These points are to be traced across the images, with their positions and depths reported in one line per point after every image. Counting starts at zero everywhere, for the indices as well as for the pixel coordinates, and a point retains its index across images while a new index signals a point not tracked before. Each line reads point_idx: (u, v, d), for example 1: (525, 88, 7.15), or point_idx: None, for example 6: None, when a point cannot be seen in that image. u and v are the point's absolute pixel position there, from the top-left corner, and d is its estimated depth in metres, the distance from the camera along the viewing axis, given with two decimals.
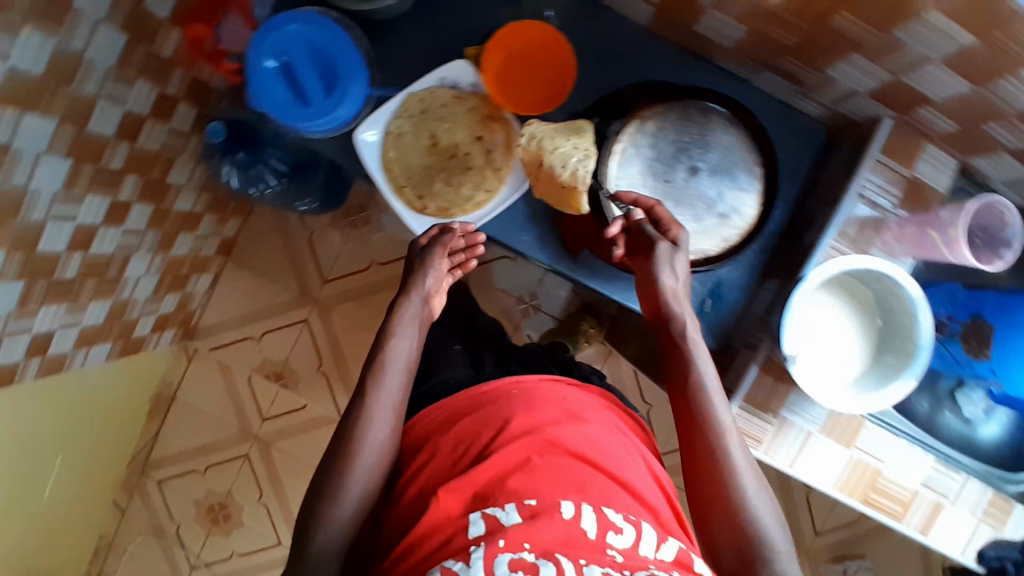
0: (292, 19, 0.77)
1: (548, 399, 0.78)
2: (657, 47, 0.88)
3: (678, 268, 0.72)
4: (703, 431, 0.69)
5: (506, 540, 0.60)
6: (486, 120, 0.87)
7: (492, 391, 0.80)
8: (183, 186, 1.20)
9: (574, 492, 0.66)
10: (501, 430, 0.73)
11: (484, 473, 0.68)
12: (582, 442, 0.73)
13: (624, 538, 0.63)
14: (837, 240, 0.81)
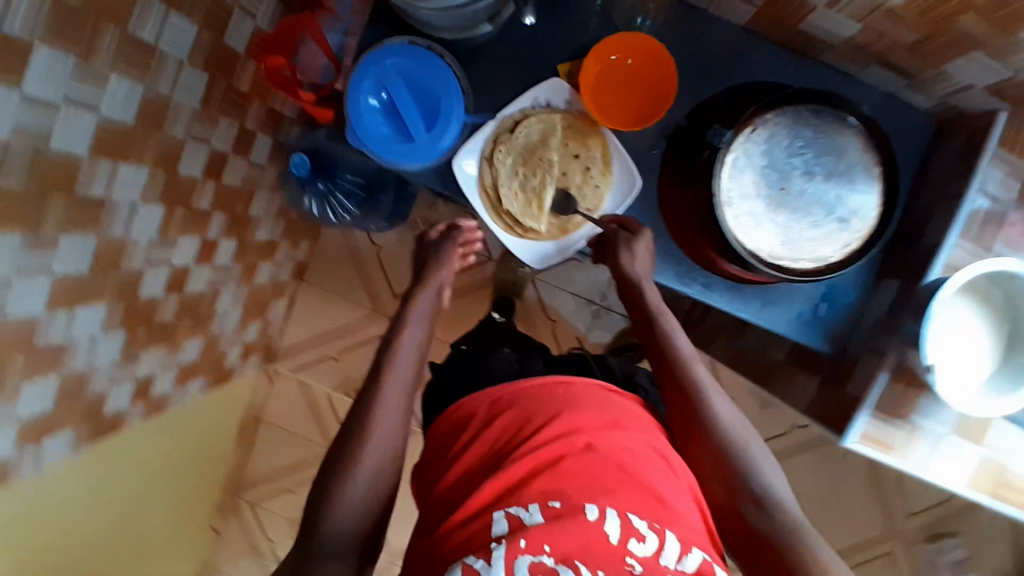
0: (392, 54, 0.77)
1: (596, 400, 0.75)
2: (755, 47, 0.85)
3: (635, 250, 0.81)
4: (700, 418, 0.73)
5: (527, 541, 0.59)
6: (581, 136, 0.86)
7: (535, 387, 0.78)
8: (263, 217, 1.21)
9: (602, 494, 0.63)
10: (545, 424, 0.71)
11: (518, 470, 0.66)
12: (621, 440, 0.70)
13: (647, 547, 0.60)
14: (959, 238, 0.78)
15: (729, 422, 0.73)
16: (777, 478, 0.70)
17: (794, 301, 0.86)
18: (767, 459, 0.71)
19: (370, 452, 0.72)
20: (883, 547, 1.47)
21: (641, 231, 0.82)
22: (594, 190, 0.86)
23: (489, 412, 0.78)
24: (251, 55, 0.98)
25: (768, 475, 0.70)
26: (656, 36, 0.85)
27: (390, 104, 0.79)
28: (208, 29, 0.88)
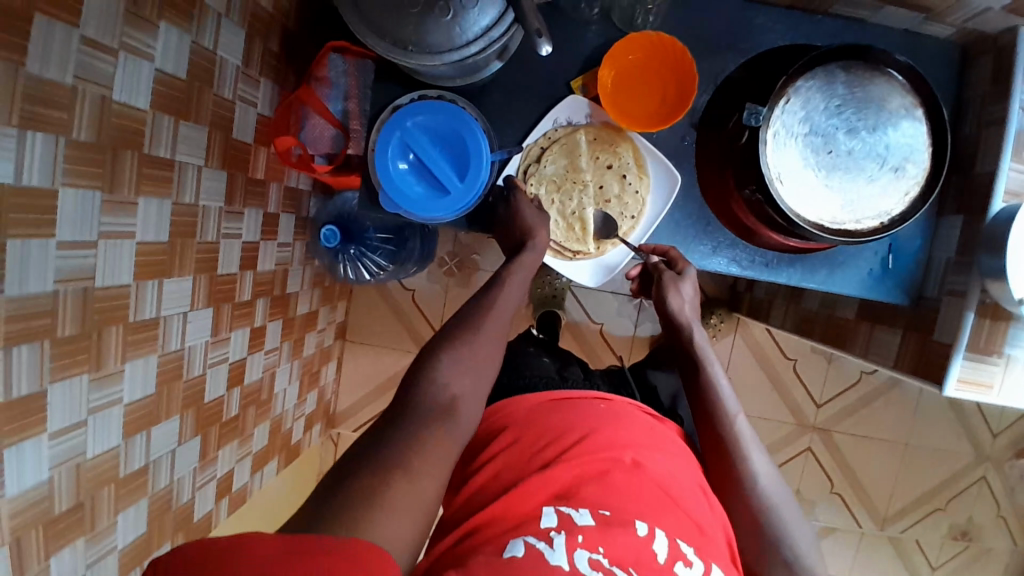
0: (411, 114, 0.77)
1: (633, 421, 0.78)
2: (762, 18, 0.83)
3: (684, 293, 0.81)
4: (731, 455, 0.75)
5: (583, 537, 0.61)
6: (610, 145, 0.84)
7: (577, 400, 0.80)
8: (300, 291, 1.20)
9: (649, 514, 0.65)
10: (588, 435, 0.73)
11: (566, 477, 0.68)
12: (659, 464, 0.72)
13: (693, 571, 0.62)
14: (1014, 160, 0.76)
15: (761, 472, 0.75)
16: (799, 530, 0.73)
17: (860, 260, 0.85)
18: (788, 500, 0.74)
19: (453, 387, 0.66)
20: (976, 474, 1.46)
21: (686, 271, 0.83)
22: (635, 197, 0.84)
23: (524, 415, 0.79)
24: (259, 140, 0.98)
25: (793, 528, 0.72)
26: (663, 30, 0.83)
27: (419, 163, 0.79)
28: (217, 126, 0.87)
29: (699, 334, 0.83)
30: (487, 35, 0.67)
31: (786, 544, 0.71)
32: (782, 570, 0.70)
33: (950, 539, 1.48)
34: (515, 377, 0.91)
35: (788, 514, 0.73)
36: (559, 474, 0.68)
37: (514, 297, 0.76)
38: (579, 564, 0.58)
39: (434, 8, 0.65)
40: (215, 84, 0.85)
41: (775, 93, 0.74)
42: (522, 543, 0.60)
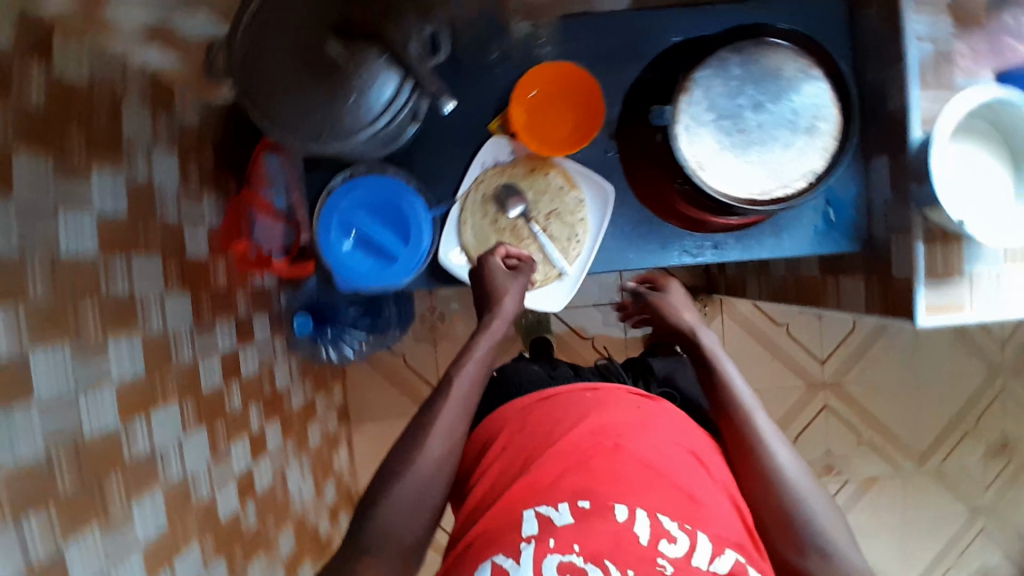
0: (345, 192, 0.80)
1: (621, 403, 0.77)
2: (654, 19, 0.87)
3: (677, 304, 0.96)
4: (750, 443, 0.77)
5: (556, 539, 0.62)
6: (541, 174, 0.87)
7: (562, 392, 0.80)
8: (291, 386, 1.21)
9: (632, 495, 0.65)
10: (568, 427, 0.74)
11: (550, 473, 0.68)
12: (643, 440, 0.71)
13: (678, 547, 0.62)
14: (923, 90, 0.79)
15: (786, 463, 0.74)
16: (821, 505, 0.72)
17: (803, 221, 0.88)
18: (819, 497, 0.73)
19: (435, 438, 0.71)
20: (995, 388, 1.46)
21: (667, 285, 0.99)
22: (573, 216, 0.87)
23: (516, 417, 0.79)
24: (215, 250, 1.01)
25: (814, 508, 0.71)
26: (561, 56, 0.87)
27: (361, 238, 0.81)
28: (169, 252, 0.90)
29: (710, 341, 0.88)
30: (393, 105, 0.70)
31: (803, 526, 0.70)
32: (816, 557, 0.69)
33: (991, 458, 1.47)
34: (504, 386, 0.91)
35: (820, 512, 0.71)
36: (544, 473, 0.69)
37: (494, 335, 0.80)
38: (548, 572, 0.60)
39: (338, 93, 0.68)
40: (159, 212, 0.88)
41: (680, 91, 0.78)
42: (491, 562, 0.63)
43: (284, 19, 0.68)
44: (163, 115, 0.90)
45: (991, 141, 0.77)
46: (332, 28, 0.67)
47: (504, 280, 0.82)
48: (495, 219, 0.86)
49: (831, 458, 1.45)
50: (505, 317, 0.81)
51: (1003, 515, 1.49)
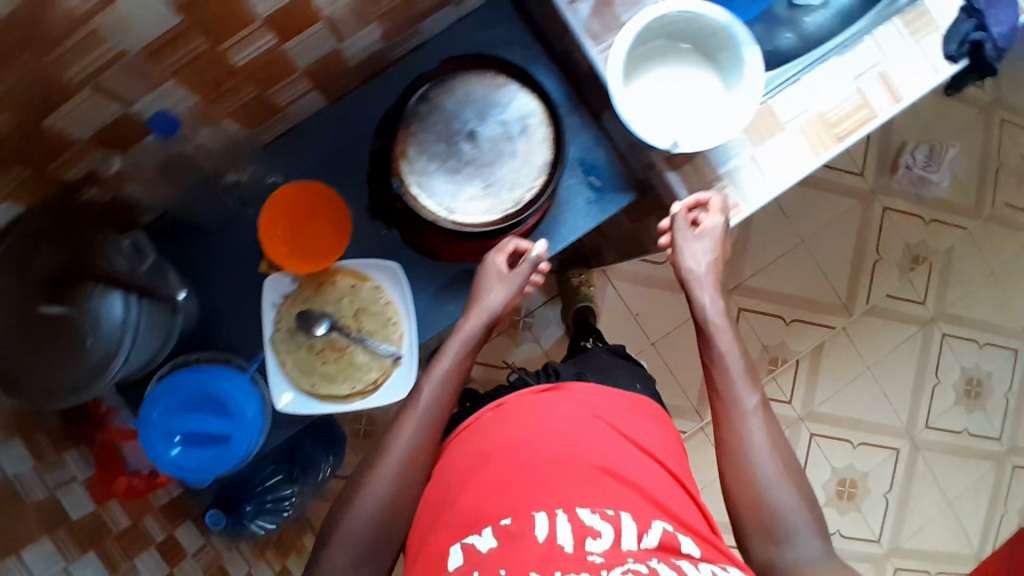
0: (151, 406, 0.80)
1: (532, 410, 0.77)
2: (349, 100, 0.90)
3: (697, 251, 0.82)
4: (728, 412, 0.75)
5: (481, 570, 0.60)
6: (329, 283, 0.88)
7: (466, 424, 0.80)
8: (251, 569, 1.18)
9: (551, 500, 0.65)
10: (479, 452, 0.73)
11: (473, 507, 0.67)
12: (551, 443, 0.72)
13: (604, 540, 0.61)
14: (596, 45, 0.82)
15: (757, 438, 0.72)
16: (785, 485, 0.70)
17: (576, 198, 0.92)
18: (791, 481, 0.70)
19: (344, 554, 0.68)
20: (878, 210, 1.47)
21: (711, 221, 0.81)
22: (378, 304, 0.88)
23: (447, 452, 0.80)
24: (100, 500, 0.94)
25: (783, 496, 0.69)
26: (291, 170, 0.89)
27: (190, 436, 0.82)
28: (55, 526, 0.83)
29: (710, 308, 0.81)
30: (127, 321, 0.71)
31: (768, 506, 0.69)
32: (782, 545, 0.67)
33: (911, 271, 1.49)
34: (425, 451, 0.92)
35: (788, 495, 0.69)
36: (467, 505, 0.67)
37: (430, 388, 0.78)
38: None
39: (64, 343, 0.67)
40: (25, 493, 0.80)
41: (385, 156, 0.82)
42: None
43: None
44: None
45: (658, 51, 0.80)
46: (44, 292, 0.67)
47: (495, 282, 0.83)
48: (311, 345, 0.87)
49: (773, 351, 1.47)
50: (482, 315, 0.81)
51: (953, 312, 1.52)
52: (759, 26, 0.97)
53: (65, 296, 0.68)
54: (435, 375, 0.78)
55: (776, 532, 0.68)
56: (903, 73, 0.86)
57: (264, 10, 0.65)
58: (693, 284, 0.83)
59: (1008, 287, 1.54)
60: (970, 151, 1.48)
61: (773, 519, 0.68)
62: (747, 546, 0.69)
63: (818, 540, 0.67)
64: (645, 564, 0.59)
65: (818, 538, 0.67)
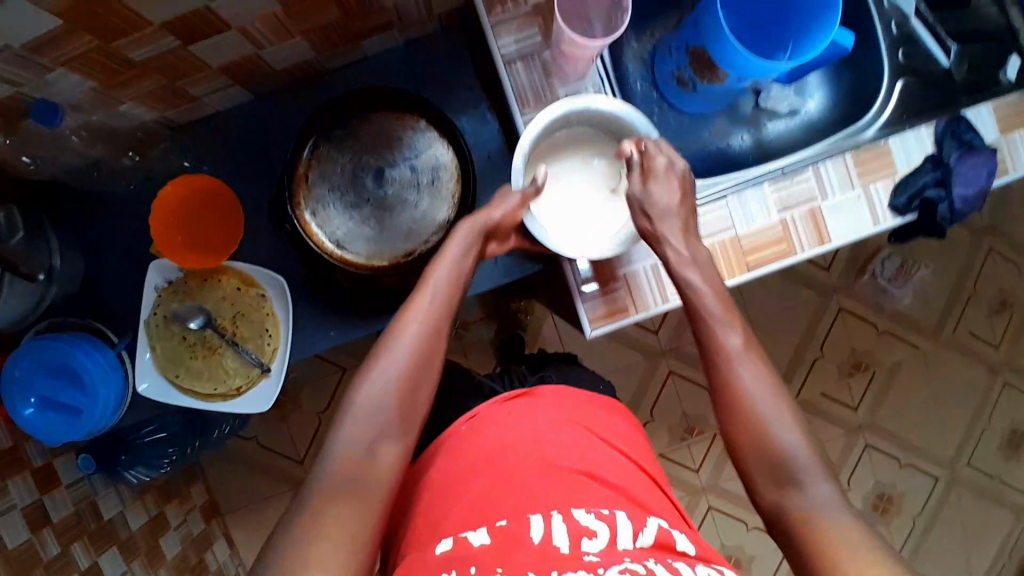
0: (13, 364, 0.82)
1: (499, 419, 0.72)
2: (276, 107, 0.90)
3: (658, 188, 0.75)
4: (726, 380, 0.67)
5: (476, 565, 0.54)
6: (215, 279, 0.88)
7: (441, 435, 0.74)
8: (124, 509, 1.22)
9: (544, 502, 0.60)
10: (460, 460, 0.68)
11: (458, 507, 0.63)
12: (516, 439, 0.69)
13: (599, 539, 0.56)
14: (524, 113, 0.81)
15: (760, 397, 0.64)
16: (797, 438, 0.62)
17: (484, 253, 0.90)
18: (788, 411, 0.64)
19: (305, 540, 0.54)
20: (831, 309, 1.40)
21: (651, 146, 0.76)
22: (259, 312, 0.88)
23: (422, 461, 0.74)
24: None
25: (802, 453, 0.61)
26: (206, 163, 0.89)
27: (47, 399, 0.83)
28: None
29: (683, 257, 0.74)
30: None
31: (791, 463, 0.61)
32: (800, 501, 0.59)
33: (849, 377, 1.43)
34: None
35: (792, 435, 0.62)
36: (451, 509, 0.63)
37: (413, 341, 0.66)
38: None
39: None
40: None
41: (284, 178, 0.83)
42: None
43: None
44: None
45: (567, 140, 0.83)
46: None
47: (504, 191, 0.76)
48: (184, 338, 0.87)
49: (689, 420, 1.45)
50: (479, 220, 0.74)
51: (883, 426, 1.46)
52: (719, 118, 0.92)
53: None
54: (414, 327, 0.67)
55: (786, 476, 0.60)
56: (839, 213, 0.82)
57: (161, 18, 0.64)
58: (660, 230, 0.75)
59: (946, 413, 1.48)
60: (941, 271, 1.42)
61: (782, 462, 0.61)
62: (751, 487, 0.63)
63: (829, 483, 0.59)
64: (643, 565, 0.53)
65: (826, 478, 0.60)
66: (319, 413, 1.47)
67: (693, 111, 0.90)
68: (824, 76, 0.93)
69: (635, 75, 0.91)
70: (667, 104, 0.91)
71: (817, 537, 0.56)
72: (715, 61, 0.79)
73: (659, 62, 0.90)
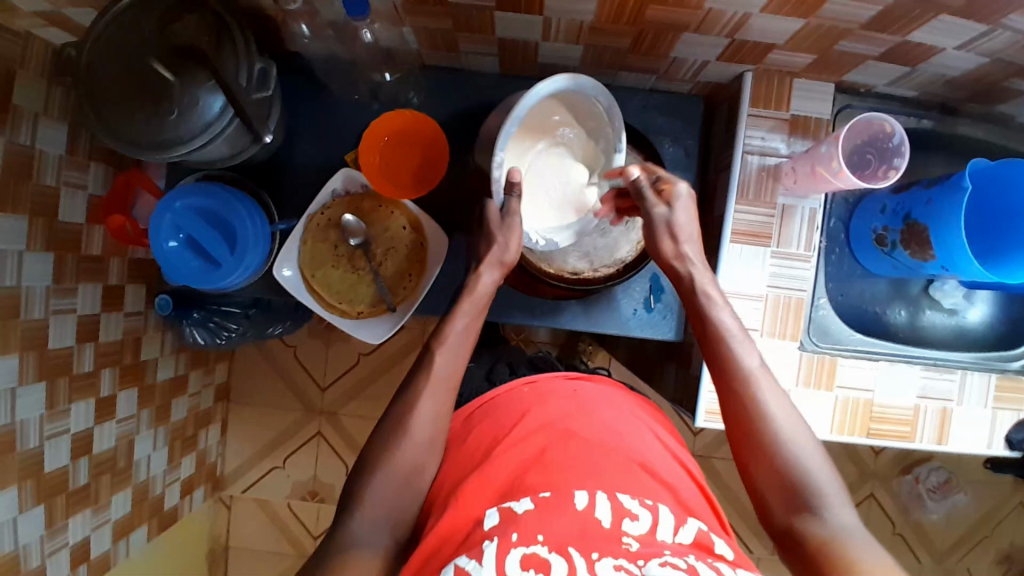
0: (178, 197, 0.84)
1: (558, 393, 0.72)
2: (516, 88, 0.93)
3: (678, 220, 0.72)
4: (734, 385, 0.69)
5: (517, 533, 0.54)
6: (387, 208, 0.90)
7: (495, 394, 0.74)
8: (160, 357, 1.22)
9: (591, 481, 0.59)
10: (521, 421, 0.67)
11: (504, 474, 0.62)
12: (570, 423, 0.67)
13: (642, 524, 0.56)
14: (738, 204, 0.83)
15: (775, 406, 0.67)
16: (805, 446, 0.65)
17: (629, 299, 0.93)
18: (807, 439, 0.66)
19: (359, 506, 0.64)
20: (863, 492, 1.42)
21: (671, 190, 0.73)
22: (411, 255, 0.90)
23: (459, 430, 0.74)
24: (92, 220, 1.02)
25: (813, 465, 0.64)
26: (428, 104, 0.93)
27: (191, 241, 0.85)
28: (40, 215, 0.91)
29: (714, 294, 0.73)
30: (210, 128, 0.74)
31: (793, 475, 0.64)
32: (808, 515, 0.63)
33: None
34: None
35: (813, 460, 0.65)
36: (499, 469, 0.62)
37: (455, 352, 0.72)
38: (509, 567, 0.51)
39: (161, 109, 0.73)
40: (36, 175, 0.90)
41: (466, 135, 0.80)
42: (453, 565, 0.53)
43: (135, 30, 0.73)
44: (61, 88, 0.91)
45: (788, 243, 0.83)
46: (166, 49, 0.73)
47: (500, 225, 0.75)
48: (333, 247, 0.89)
49: None
50: (493, 262, 0.76)
51: None
52: (886, 287, 0.93)
53: (178, 65, 0.73)
54: (427, 404, 0.69)
55: (805, 502, 0.63)
56: (964, 423, 0.85)
57: None
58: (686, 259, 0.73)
59: None
60: (975, 507, 1.43)
61: (803, 489, 0.64)
62: (768, 511, 0.66)
63: (846, 507, 0.63)
64: (684, 560, 0.53)
65: (847, 505, 0.63)
66: (361, 354, 1.49)
67: (870, 268, 0.92)
68: (996, 297, 0.93)
69: (834, 212, 0.92)
70: (849, 251, 0.93)
71: (836, 555, 0.59)
72: (929, 238, 0.81)
73: (860, 212, 0.91)
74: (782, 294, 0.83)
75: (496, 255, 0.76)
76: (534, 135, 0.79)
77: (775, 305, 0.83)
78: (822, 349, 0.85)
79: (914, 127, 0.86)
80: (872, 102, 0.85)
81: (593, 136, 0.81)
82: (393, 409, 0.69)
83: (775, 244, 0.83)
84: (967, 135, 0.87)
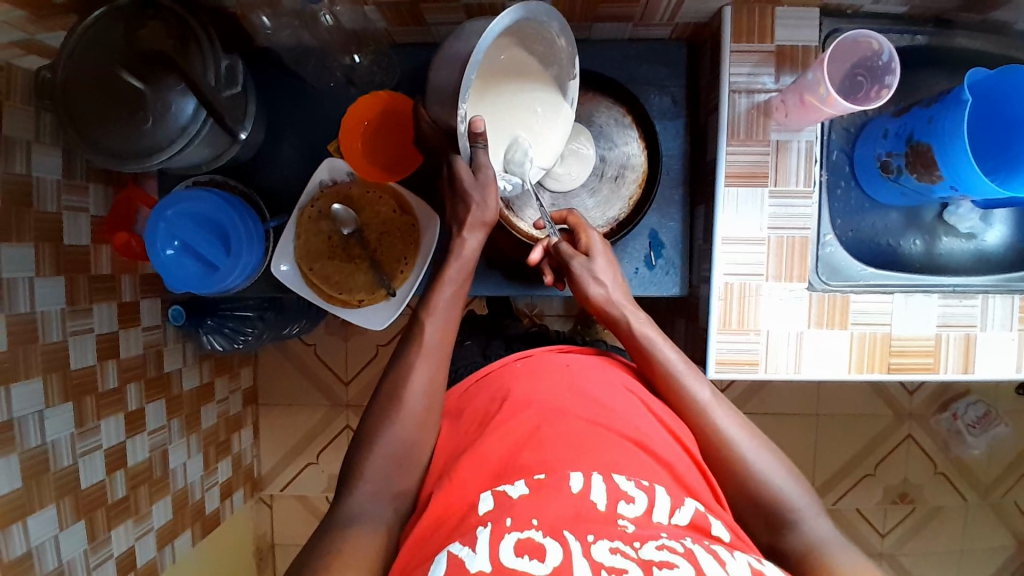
0: (170, 204, 0.84)
1: (549, 370, 0.71)
2: None
3: (600, 275, 0.77)
4: (692, 418, 0.69)
5: (512, 519, 0.52)
6: (376, 193, 0.91)
7: (495, 368, 0.74)
8: (183, 367, 1.25)
9: (586, 460, 0.58)
10: (512, 397, 0.67)
11: (498, 453, 0.61)
12: (562, 403, 0.65)
13: (636, 506, 0.55)
14: (729, 145, 0.80)
15: (730, 430, 0.68)
16: (767, 464, 0.66)
17: (630, 257, 0.90)
18: (769, 457, 0.67)
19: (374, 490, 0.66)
20: (899, 433, 1.38)
21: (594, 249, 0.80)
22: (404, 235, 0.90)
23: (455, 403, 0.74)
24: (95, 240, 1.02)
25: (780, 483, 0.65)
26: (405, 83, 0.92)
27: (187, 247, 0.86)
28: (45, 240, 0.93)
29: (651, 331, 0.75)
30: (185, 131, 0.75)
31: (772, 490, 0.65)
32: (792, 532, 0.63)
33: (890, 504, 1.40)
34: None
35: (778, 478, 0.65)
36: (495, 446, 0.62)
37: (446, 319, 0.73)
38: (504, 556, 0.49)
39: (136, 117, 0.74)
40: (36, 202, 0.92)
41: (434, 104, 0.77)
42: (447, 553, 0.52)
43: (103, 41, 0.73)
44: (48, 112, 0.92)
45: (786, 180, 0.80)
46: (134, 55, 0.73)
47: (471, 186, 0.74)
48: (326, 238, 0.90)
49: None
50: (474, 219, 0.75)
51: (904, 562, 1.41)
52: (898, 217, 0.90)
53: (147, 72, 0.74)
54: (422, 370, 0.70)
55: (778, 521, 0.64)
56: (990, 348, 0.82)
57: None
58: (609, 305, 0.76)
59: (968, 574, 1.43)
60: (1019, 438, 1.38)
61: (775, 509, 0.64)
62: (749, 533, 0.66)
63: (819, 517, 0.63)
64: (680, 543, 0.51)
65: (822, 516, 0.64)
66: (378, 344, 1.50)
67: (878, 198, 0.89)
68: (1012, 213, 0.88)
69: (835, 143, 0.88)
70: (855, 182, 0.89)
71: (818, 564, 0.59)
72: (934, 158, 0.77)
73: (863, 140, 0.87)
74: (785, 233, 0.81)
75: (476, 216, 0.75)
76: (489, 80, 0.75)
77: (779, 246, 0.81)
78: (832, 286, 0.82)
79: (909, 45, 0.82)
80: (861, 23, 0.80)
81: (545, 61, 0.77)
82: (387, 378, 0.71)
83: (773, 183, 0.80)
84: (964, 48, 0.83)
